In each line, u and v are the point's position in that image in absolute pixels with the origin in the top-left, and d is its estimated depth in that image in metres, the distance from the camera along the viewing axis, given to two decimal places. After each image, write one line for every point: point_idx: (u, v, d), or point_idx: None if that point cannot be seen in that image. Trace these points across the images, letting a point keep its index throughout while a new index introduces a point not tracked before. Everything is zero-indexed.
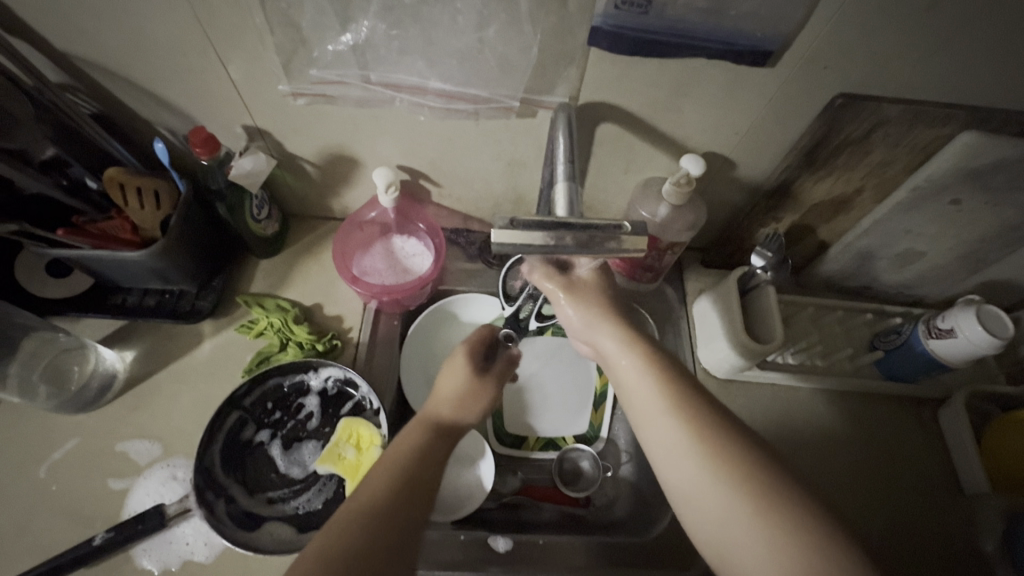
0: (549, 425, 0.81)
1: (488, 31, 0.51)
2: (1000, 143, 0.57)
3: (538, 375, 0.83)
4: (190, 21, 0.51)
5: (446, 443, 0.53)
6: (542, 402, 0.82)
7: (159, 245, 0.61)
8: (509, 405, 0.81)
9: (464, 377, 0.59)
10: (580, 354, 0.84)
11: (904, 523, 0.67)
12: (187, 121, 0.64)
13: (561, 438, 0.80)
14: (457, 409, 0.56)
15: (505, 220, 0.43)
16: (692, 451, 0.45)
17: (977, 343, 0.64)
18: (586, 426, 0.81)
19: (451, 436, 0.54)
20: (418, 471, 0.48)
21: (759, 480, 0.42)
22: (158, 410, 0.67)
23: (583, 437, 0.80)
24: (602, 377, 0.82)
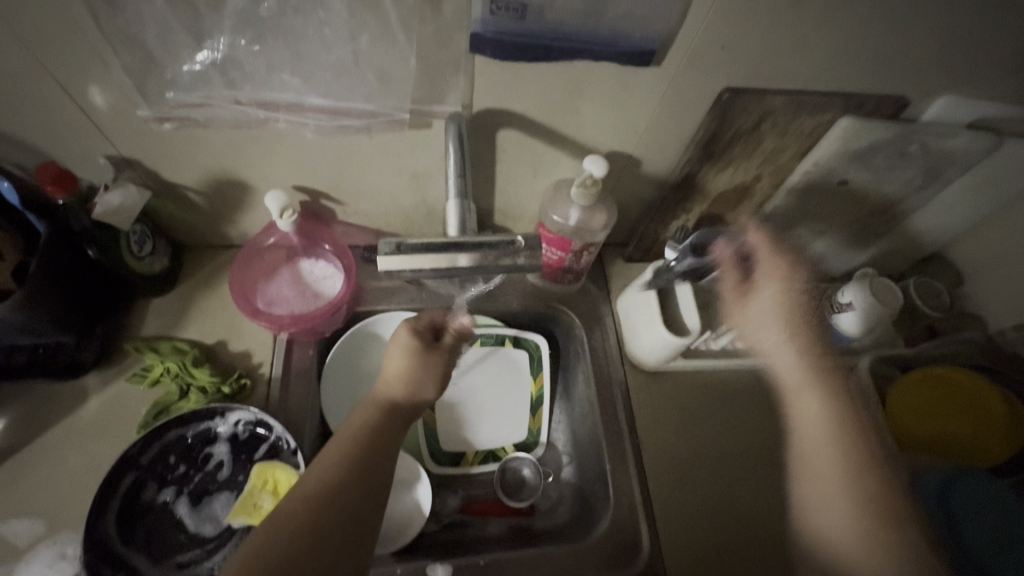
0: (488, 437, 0.78)
1: (362, 41, 0.48)
2: (874, 126, 0.61)
3: (473, 387, 0.80)
4: (16, 47, 0.45)
5: (395, 425, 0.51)
6: (480, 414, 0.79)
7: (19, 297, 0.54)
8: (445, 422, 0.78)
9: (416, 353, 0.55)
10: (511, 359, 0.81)
11: None
12: (38, 156, 0.57)
13: (500, 449, 0.78)
14: (408, 385, 0.54)
15: (391, 245, 0.43)
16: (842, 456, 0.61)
17: (872, 310, 0.68)
18: (525, 432, 0.79)
19: (402, 417, 0.52)
20: (365, 467, 0.47)
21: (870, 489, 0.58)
22: (38, 482, 0.60)
23: (522, 445, 0.78)
24: (537, 381, 0.79)
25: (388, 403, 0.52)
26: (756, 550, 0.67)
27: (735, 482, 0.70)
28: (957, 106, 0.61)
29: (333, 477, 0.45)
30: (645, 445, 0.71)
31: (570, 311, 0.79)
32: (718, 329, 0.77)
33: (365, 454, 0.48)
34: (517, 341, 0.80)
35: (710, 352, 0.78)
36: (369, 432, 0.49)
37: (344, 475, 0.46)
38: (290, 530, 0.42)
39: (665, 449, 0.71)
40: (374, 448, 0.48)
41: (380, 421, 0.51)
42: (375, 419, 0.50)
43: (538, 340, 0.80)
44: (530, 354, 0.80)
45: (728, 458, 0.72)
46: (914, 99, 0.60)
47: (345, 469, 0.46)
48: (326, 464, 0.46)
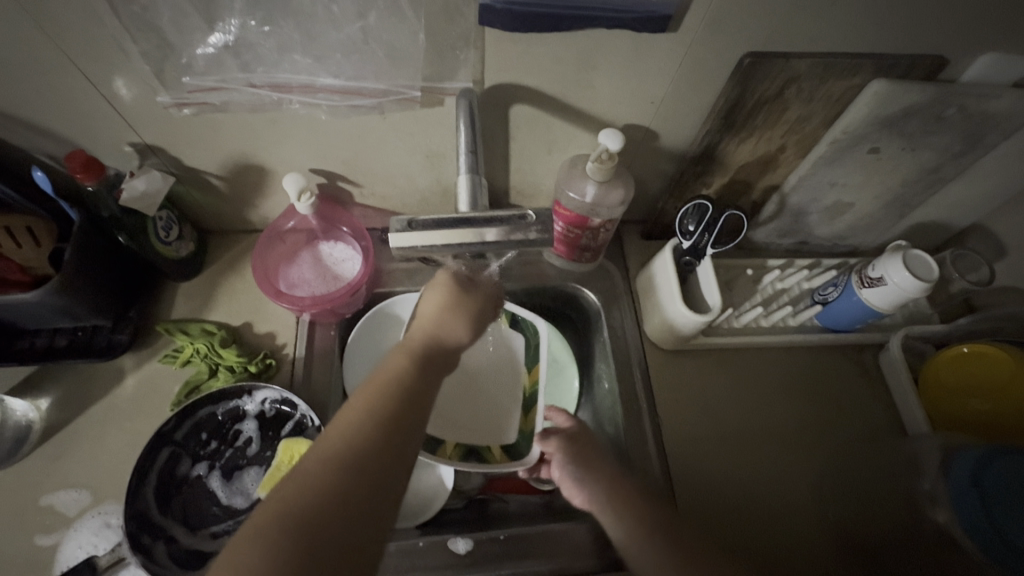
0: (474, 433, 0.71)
1: (369, 18, 0.48)
2: (908, 90, 0.57)
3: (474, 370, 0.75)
4: (40, 39, 0.46)
5: (429, 378, 0.48)
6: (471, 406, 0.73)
7: (53, 283, 0.57)
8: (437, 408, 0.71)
9: (446, 301, 0.53)
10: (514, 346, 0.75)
11: (847, 464, 0.69)
12: (66, 146, 0.59)
13: (485, 450, 0.70)
14: (445, 324, 0.52)
15: (403, 223, 0.44)
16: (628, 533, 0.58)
17: (906, 288, 0.64)
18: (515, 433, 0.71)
19: (439, 368, 0.50)
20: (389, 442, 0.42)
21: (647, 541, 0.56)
22: (83, 455, 0.63)
23: (511, 450, 0.70)
24: (533, 373, 0.73)
25: (428, 354, 0.50)
26: (776, 542, 0.64)
27: (756, 464, 0.69)
28: (1001, 64, 0.57)
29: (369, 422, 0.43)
30: (667, 426, 0.70)
31: (588, 290, 0.78)
32: (741, 307, 0.77)
33: (383, 431, 0.43)
34: (512, 319, 0.75)
35: (734, 330, 0.76)
36: (400, 393, 0.45)
37: (370, 444, 0.42)
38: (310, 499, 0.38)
39: (688, 430, 0.70)
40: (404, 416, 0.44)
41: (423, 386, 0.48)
42: (410, 376, 0.47)
43: (537, 325, 0.74)
44: (527, 339, 0.74)
45: (748, 436, 0.71)
46: (951, 58, 0.57)
47: (365, 440, 0.42)
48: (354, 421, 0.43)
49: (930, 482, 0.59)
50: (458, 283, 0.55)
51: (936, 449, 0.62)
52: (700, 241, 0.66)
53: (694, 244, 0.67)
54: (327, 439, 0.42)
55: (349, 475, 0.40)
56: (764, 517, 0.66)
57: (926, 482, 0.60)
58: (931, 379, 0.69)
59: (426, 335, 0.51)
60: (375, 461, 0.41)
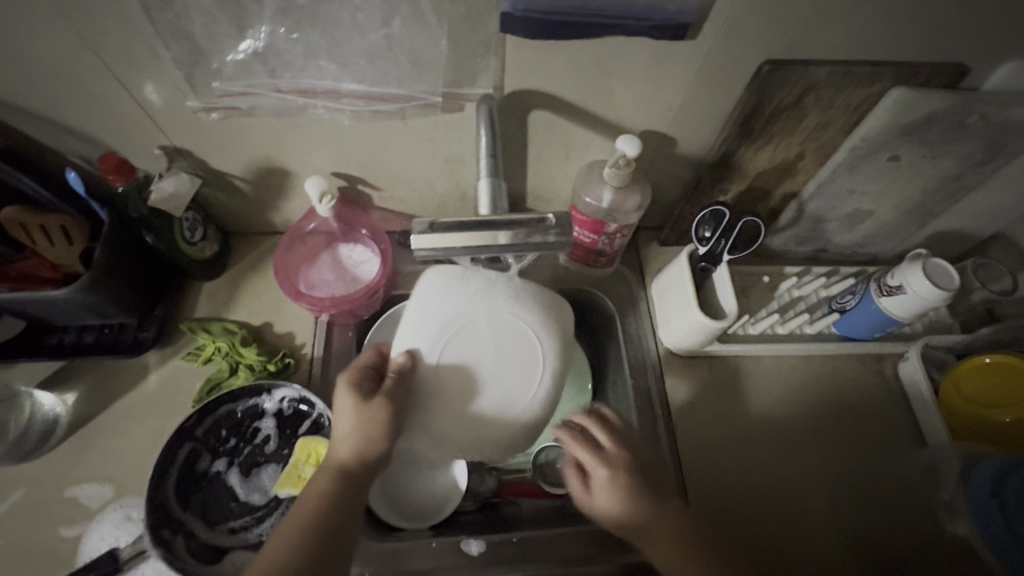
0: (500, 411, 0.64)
1: (393, 26, 0.49)
2: (929, 98, 0.57)
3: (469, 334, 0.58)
4: (79, 45, 0.48)
5: (351, 492, 0.53)
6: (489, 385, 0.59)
7: (82, 281, 0.58)
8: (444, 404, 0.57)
9: (354, 410, 0.54)
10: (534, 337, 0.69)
11: (866, 476, 0.68)
12: (99, 148, 0.61)
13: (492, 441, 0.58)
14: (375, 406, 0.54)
15: (424, 224, 0.44)
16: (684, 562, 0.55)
17: (926, 297, 0.64)
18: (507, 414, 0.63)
19: (359, 481, 0.53)
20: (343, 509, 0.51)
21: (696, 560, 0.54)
22: (106, 449, 0.65)
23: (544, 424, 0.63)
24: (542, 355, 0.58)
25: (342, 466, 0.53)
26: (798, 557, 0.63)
27: (771, 473, 0.68)
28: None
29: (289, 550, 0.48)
30: (687, 426, 0.70)
31: (606, 297, 0.78)
32: (756, 314, 0.76)
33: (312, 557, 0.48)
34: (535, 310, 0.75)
35: (748, 336, 0.75)
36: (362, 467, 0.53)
37: (296, 567, 0.47)
38: None
39: (700, 439, 0.70)
40: (329, 526, 0.50)
41: (353, 481, 0.53)
42: (332, 489, 0.52)
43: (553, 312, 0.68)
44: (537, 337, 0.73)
45: (765, 449, 0.70)
46: (973, 66, 0.56)
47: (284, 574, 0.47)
48: (273, 556, 0.48)
49: (952, 492, 0.63)
50: (360, 392, 0.54)
51: (957, 461, 0.63)
52: (718, 246, 0.66)
53: (711, 250, 0.67)
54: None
55: None
56: (781, 528, 0.65)
57: (946, 492, 0.63)
58: (950, 388, 0.68)
59: (347, 457, 0.53)
60: None
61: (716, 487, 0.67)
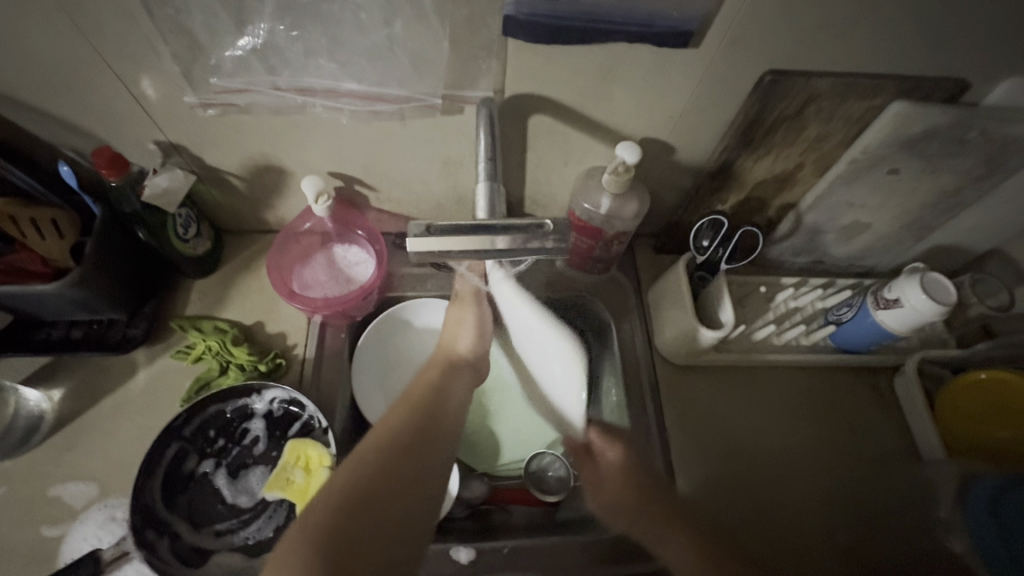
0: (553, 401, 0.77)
1: (395, 26, 0.48)
2: (930, 112, 0.57)
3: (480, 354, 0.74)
4: (75, 36, 0.48)
5: (451, 392, 0.61)
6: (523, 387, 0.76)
7: (73, 277, 0.58)
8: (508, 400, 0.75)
9: (445, 359, 0.65)
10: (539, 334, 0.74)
11: (858, 488, 0.68)
12: (93, 142, 0.60)
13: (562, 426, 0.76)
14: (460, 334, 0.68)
15: (420, 227, 0.44)
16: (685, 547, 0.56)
17: (923, 311, 0.63)
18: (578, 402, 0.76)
19: (453, 394, 0.61)
20: (434, 416, 0.57)
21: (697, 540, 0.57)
22: (91, 448, 0.64)
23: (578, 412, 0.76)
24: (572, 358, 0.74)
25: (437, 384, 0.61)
26: (786, 562, 0.63)
27: (766, 483, 0.68)
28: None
29: (398, 426, 0.53)
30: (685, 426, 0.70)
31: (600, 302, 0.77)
32: (753, 324, 0.76)
33: (415, 435, 0.53)
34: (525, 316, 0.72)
35: (744, 347, 0.75)
36: (436, 393, 0.59)
37: (408, 435, 0.53)
38: (366, 466, 0.48)
39: (692, 443, 0.70)
40: (430, 419, 0.56)
41: (443, 392, 0.60)
42: (431, 396, 0.59)
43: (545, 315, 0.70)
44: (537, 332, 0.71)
45: (757, 456, 0.69)
46: (975, 81, 0.56)
47: (399, 441, 0.52)
48: (390, 423, 0.53)
49: (947, 507, 0.62)
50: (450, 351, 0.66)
51: (953, 479, 0.64)
52: (717, 255, 0.65)
53: (710, 259, 0.66)
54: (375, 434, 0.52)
55: (400, 454, 0.50)
56: (766, 525, 0.65)
57: (942, 509, 0.63)
58: (947, 404, 0.68)
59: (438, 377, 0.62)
60: (402, 454, 0.51)
61: (707, 480, 0.67)
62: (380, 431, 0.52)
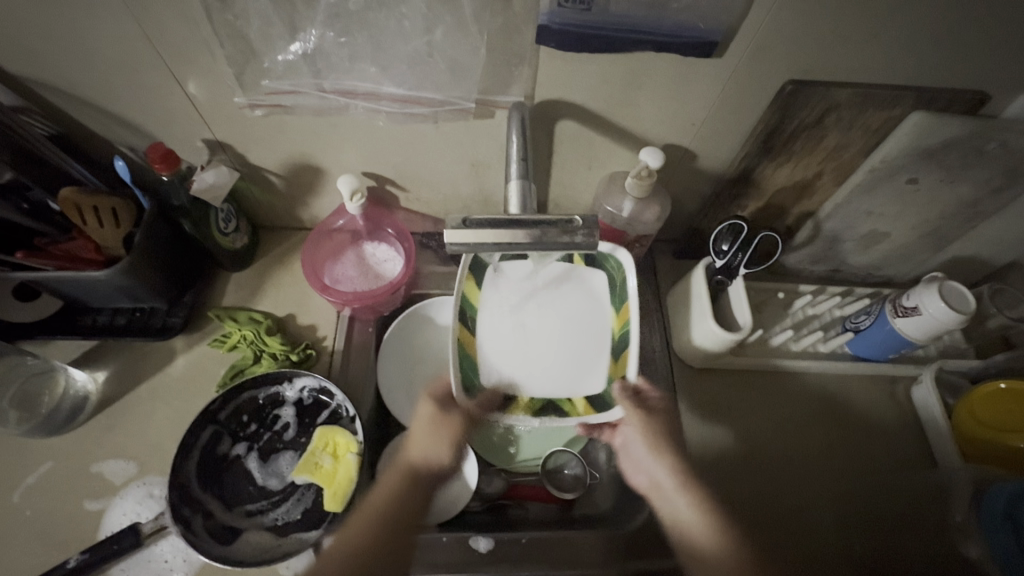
0: (553, 385, 0.65)
1: (435, 33, 0.51)
2: (949, 123, 0.58)
3: (509, 294, 0.66)
4: (141, 40, 0.52)
5: (423, 490, 0.58)
6: (532, 350, 0.66)
7: (124, 264, 0.61)
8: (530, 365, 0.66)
9: (431, 418, 0.61)
10: (595, 286, 0.67)
11: (873, 494, 0.68)
12: (147, 138, 0.64)
13: (566, 404, 0.64)
14: (426, 451, 0.59)
15: (458, 220, 0.47)
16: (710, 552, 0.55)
17: (942, 319, 0.64)
18: (604, 382, 0.65)
19: (427, 482, 0.59)
20: (399, 520, 0.55)
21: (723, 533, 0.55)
22: (131, 429, 0.67)
23: (596, 402, 0.64)
24: (621, 316, 0.65)
25: (412, 470, 0.58)
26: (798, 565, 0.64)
27: (780, 486, 0.69)
28: None
29: (358, 542, 0.53)
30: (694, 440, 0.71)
31: None
32: (770, 329, 0.77)
33: (379, 551, 0.53)
34: (590, 259, 0.67)
35: (761, 351, 0.76)
36: (416, 483, 0.58)
37: (367, 549, 0.53)
38: None
39: (706, 444, 0.71)
40: (398, 529, 0.54)
41: (419, 483, 0.58)
42: (404, 494, 0.57)
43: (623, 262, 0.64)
44: (610, 276, 0.66)
45: (772, 460, 0.70)
46: (994, 94, 0.58)
47: (359, 560, 0.52)
48: (353, 542, 0.53)
49: (961, 515, 0.62)
50: (443, 408, 0.61)
51: (970, 483, 0.63)
52: (734, 258, 0.67)
53: (729, 262, 0.68)
54: (334, 552, 0.53)
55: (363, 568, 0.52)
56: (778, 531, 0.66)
57: (957, 515, 0.62)
58: (962, 412, 0.68)
59: (416, 458, 0.59)
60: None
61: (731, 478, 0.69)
62: (343, 547, 0.53)
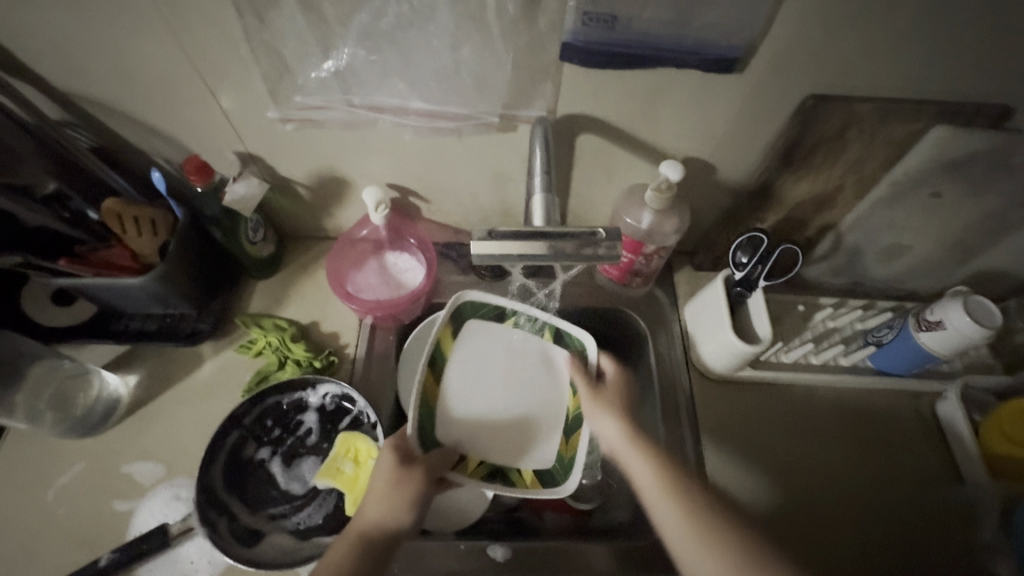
0: (507, 451, 0.64)
1: (463, 51, 0.53)
2: (973, 136, 0.58)
3: (477, 356, 0.67)
4: (182, 59, 0.54)
5: (375, 558, 0.54)
6: (489, 412, 0.65)
7: (159, 270, 0.64)
8: (486, 432, 0.64)
9: (388, 474, 0.57)
10: (558, 364, 0.68)
11: (897, 511, 0.67)
12: (182, 151, 0.67)
13: (515, 473, 0.63)
14: (381, 513, 0.56)
15: (483, 232, 0.48)
16: (655, 493, 0.56)
17: (967, 333, 0.64)
18: (553, 460, 0.64)
19: (380, 550, 0.55)
20: None
21: (668, 479, 0.56)
22: (160, 432, 0.69)
23: (544, 476, 0.63)
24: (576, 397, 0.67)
25: (364, 536, 0.55)
26: None
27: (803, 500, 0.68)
28: None
29: None
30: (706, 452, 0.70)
31: (637, 315, 0.79)
32: (790, 341, 0.77)
33: None
34: (558, 336, 0.69)
35: (782, 364, 0.75)
36: (369, 547, 0.54)
37: None
38: None
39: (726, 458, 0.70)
40: None
41: (375, 549, 0.55)
42: (352, 562, 0.53)
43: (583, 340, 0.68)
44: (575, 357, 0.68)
45: (793, 474, 0.70)
46: None
47: None
48: None
49: None
50: (402, 465, 0.57)
51: None
52: (753, 272, 0.67)
53: (748, 275, 0.68)
54: None
55: None
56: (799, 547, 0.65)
57: None
58: (992, 429, 0.66)
59: (369, 521, 0.55)
60: None
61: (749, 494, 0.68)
62: None
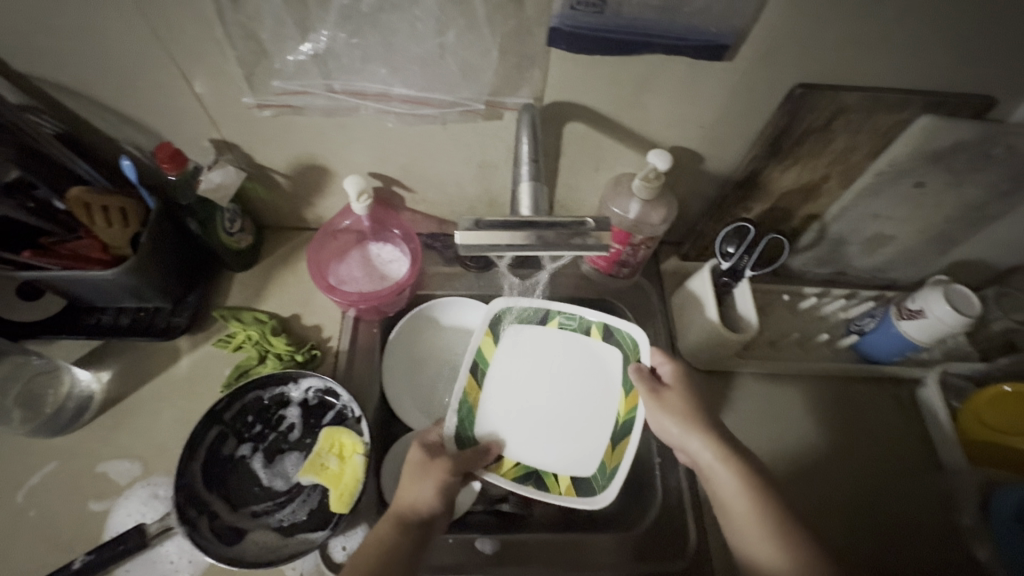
0: (549, 455, 0.66)
1: (447, 35, 0.51)
2: (957, 127, 0.58)
3: (518, 362, 0.70)
4: (152, 41, 0.52)
5: (415, 540, 0.53)
6: (530, 413, 0.68)
7: (131, 263, 0.61)
8: (531, 435, 0.67)
9: (417, 460, 0.59)
10: (608, 363, 0.69)
11: (879, 497, 0.68)
12: (155, 138, 0.64)
13: (554, 479, 0.64)
14: (415, 493, 0.56)
15: (470, 222, 0.47)
16: (768, 545, 0.50)
17: (947, 322, 0.64)
18: (597, 468, 0.65)
19: (419, 530, 0.54)
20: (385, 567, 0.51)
21: (779, 525, 0.51)
22: (136, 429, 0.67)
23: (582, 484, 0.64)
24: (629, 400, 0.66)
25: (402, 515, 0.54)
26: None
27: (789, 486, 0.68)
28: None
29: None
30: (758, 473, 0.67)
31: (623, 306, 0.79)
32: (775, 331, 0.78)
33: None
34: (608, 333, 0.69)
35: (765, 353, 0.76)
36: (407, 525, 0.54)
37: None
38: None
39: None
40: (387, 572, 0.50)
41: (416, 533, 0.54)
42: (394, 540, 0.52)
43: (637, 338, 0.66)
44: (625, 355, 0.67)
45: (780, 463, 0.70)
46: (1003, 99, 0.58)
47: None
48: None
49: (972, 517, 0.64)
50: (430, 449, 0.60)
51: (975, 484, 0.65)
52: (740, 261, 0.67)
53: (735, 265, 0.68)
54: None
55: None
56: None
57: (968, 514, 0.64)
58: (971, 419, 0.67)
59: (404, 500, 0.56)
60: None
61: None
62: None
